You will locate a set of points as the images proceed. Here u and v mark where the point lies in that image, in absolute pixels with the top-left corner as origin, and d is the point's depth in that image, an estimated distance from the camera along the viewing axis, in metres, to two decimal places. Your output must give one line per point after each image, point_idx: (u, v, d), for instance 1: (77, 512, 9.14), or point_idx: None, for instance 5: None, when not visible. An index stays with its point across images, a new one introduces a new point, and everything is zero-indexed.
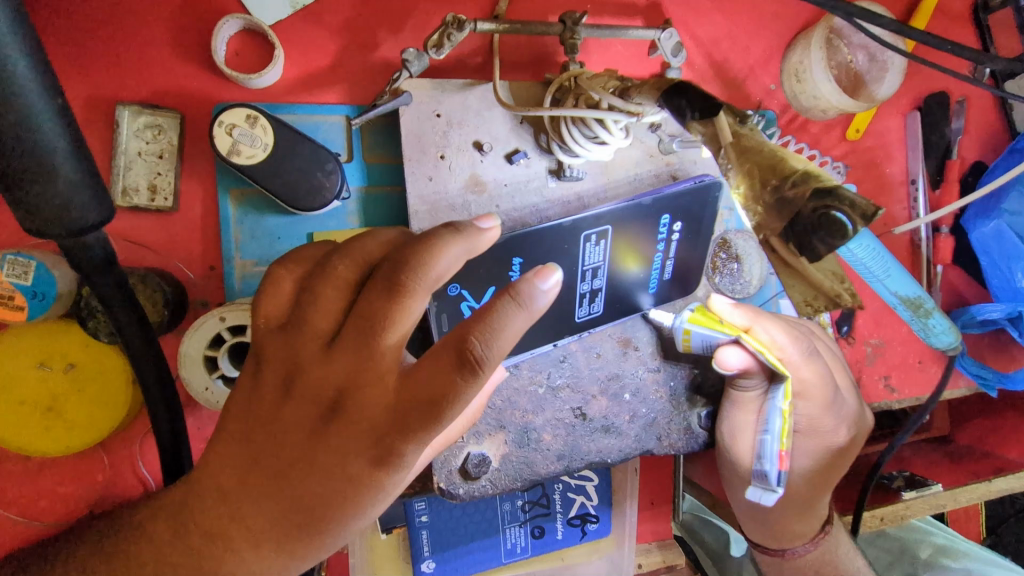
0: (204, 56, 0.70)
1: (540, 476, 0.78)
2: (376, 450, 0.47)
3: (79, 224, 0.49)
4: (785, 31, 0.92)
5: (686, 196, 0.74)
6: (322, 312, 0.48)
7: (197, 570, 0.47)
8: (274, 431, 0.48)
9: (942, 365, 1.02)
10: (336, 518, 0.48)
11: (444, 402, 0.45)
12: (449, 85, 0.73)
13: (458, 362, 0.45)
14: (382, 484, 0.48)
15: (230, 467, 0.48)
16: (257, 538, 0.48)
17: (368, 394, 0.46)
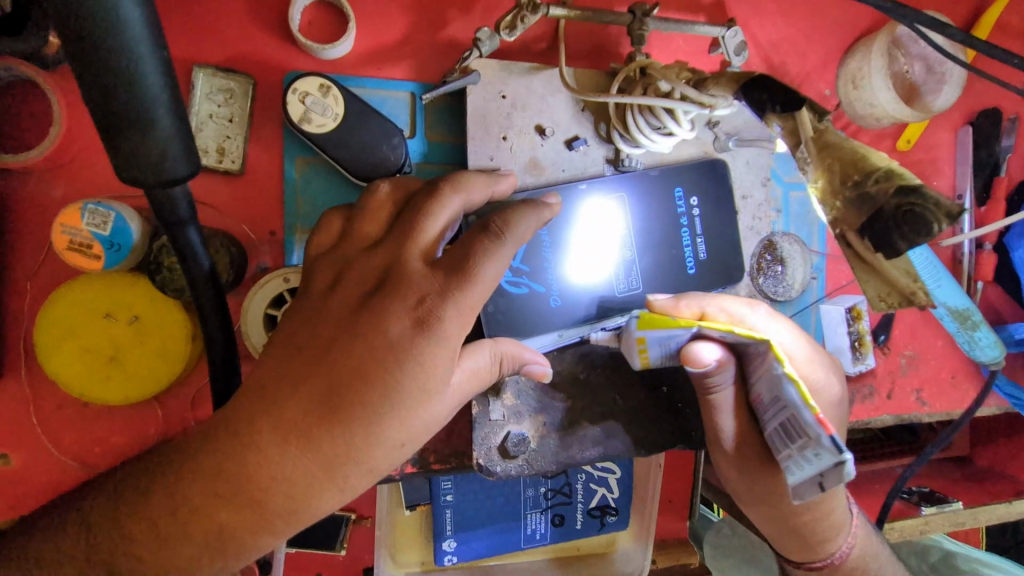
0: (279, 25, 0.72)
1: (576, 461, 0.78)
2: (417, 312, 0.53)
3: (168, 175, 0.50)
4: (842, 38, 0.92)
5: (696, 170, 0.79)
6: (369, 221, 0.58)
7: (229, 463, 0.50)
8: (316, 319, 0.54)
9: (975, 382, 1.02)
10: (366, 400, 0.51)
11: (476, 262, 0.54)
12: (517, 68, 0.73)
13: (484, 234, 0.55)
14: (419, 355, 0.52)
15: (273, 364, 0.53)
16: (283, 433, 0.50)
17: (405, 270, 0.54)
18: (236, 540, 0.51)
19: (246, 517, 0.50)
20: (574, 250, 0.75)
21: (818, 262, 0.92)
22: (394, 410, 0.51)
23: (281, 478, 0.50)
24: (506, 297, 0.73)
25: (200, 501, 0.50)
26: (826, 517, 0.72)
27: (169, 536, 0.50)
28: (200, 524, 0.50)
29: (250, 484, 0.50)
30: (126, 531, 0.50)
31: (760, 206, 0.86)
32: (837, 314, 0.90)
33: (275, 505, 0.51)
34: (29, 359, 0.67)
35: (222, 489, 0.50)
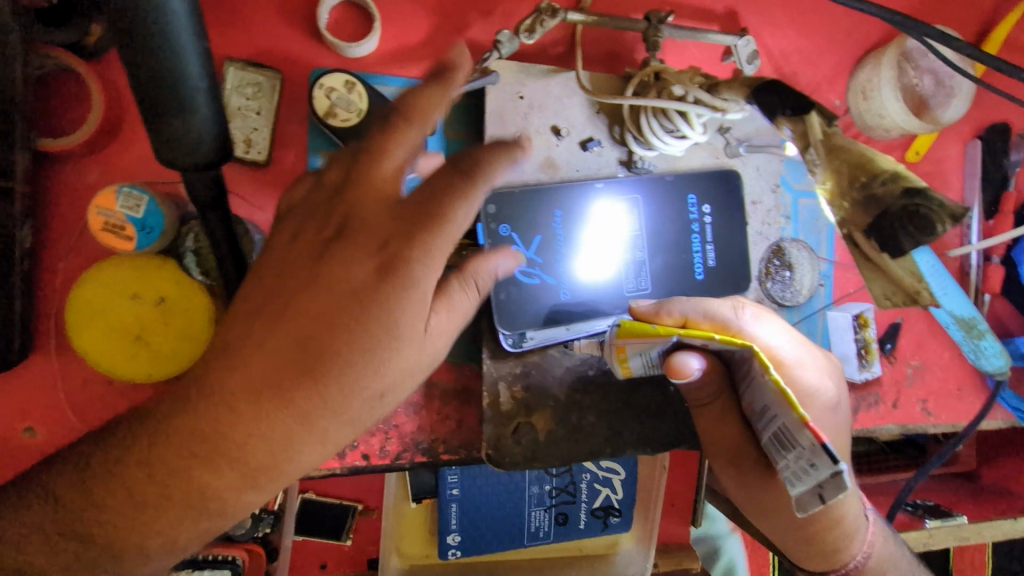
0: (308, 23, 0.74)
1: (582, 455, 0.80)
2: (381, 259, 0.54)
3: (203, 158, 0.53)
4: (854, 50, 0.94)
5: (709, 177, 0.82)
6: (332, 168, 0.58)
7: (200, 427, 0.54)
8: (281, 270, 0.56)
9: (981, 396, 1.03)
10: (337, 351, 0.54)
11: (442, 208, 0.54)
12: (535, 70, 0.76)
13: (454, 181, 0.55)
14: (382, 305, 0.54)
15: (237, 323, 0.55)
16: (253, 388, 0.54)
17: (365, 219, 0.55)
18: (220, 490, 0.56)
19: (220, 476, 0.55)
20: (584, 245, 0.77)
21: (827, 269, 0.94)
22: (364, 360, 0.54)
23: (255, 432, 0.54)
24: (517, 286, 0.75)
25: (176, 462, 0.54)
26: (841, 524, 0.71)
27: (152, 494, 0.55)
28: (180, 483, 0.55)
29: (223, 440, 0.54)
30: (101, 499, 0.55)
31: (769, 211, 0.88)
32: (843, 319, 0.92)
33: (252, 458, 0.55)
34: (57, 338, 0.69)
35: (197, 449, 0.54)
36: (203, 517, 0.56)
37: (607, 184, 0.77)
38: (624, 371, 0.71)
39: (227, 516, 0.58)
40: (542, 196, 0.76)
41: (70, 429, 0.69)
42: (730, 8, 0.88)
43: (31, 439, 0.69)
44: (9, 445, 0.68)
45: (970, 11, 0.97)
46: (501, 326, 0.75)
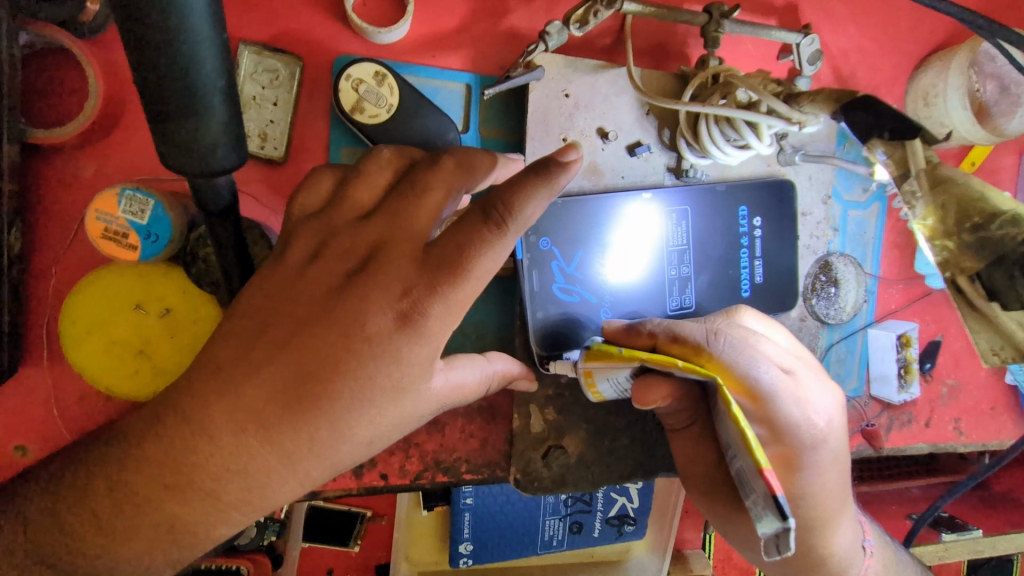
0: (333, 4, 0.67)
1: (614, 480, 0.76)
2: (400, 306, 0.45)
3: (217, 167, 0.43)
4: (915, 50, 0.87)
5: (761, 188, 0.75)
6: (364, 189, 0.49)
7: (176, 450, 0.44)
8: (289, 296, 0.46)
9: (1013, 416, 0.97)
10: (333, 395, 0.45)
11: (466, 256, 0.44)
12: (582, 65, 0.69)
13: (482, 221, 0.44)
14: (397, 352, 0.45)
15: (234, 343, 0.45)
16: (240, 420, 0.44)
17: (396, 251, 0.46)
18: (187, 534, 0.45)
19: (191, 513, 0.45)
20: (610, 254, 0.71)
21: (871, 284, 0.88)
22: (363, 414, 0.45)
23: (234, 470, 0.44)
24: (556, 304, 0.70)
25: (146, 492, 0.44)
26: (825, 565, 0.63)
27: (113, 528, 0.45)
28: (146, 515, 0.44)
29: (199, 474, 0.44)
30: (66, 525, 0.46)
31: (818, 223, 0.82)
32: (886, 339, 0.86)
33: (228, 497, 0.45)
34: (50, 347, 0.63)
35: (164, 478, 0.44)
36: (165, 558, 0.46)
37: (654, 195, 0.71)
38: (596, 395, 0.67)
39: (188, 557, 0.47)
40: (585, 205, 0.70)
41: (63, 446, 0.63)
42: (790, 1, 0.81)
43: (22, 457, 0.63)
44: None
45: None
46: (534, 346, 0.69)
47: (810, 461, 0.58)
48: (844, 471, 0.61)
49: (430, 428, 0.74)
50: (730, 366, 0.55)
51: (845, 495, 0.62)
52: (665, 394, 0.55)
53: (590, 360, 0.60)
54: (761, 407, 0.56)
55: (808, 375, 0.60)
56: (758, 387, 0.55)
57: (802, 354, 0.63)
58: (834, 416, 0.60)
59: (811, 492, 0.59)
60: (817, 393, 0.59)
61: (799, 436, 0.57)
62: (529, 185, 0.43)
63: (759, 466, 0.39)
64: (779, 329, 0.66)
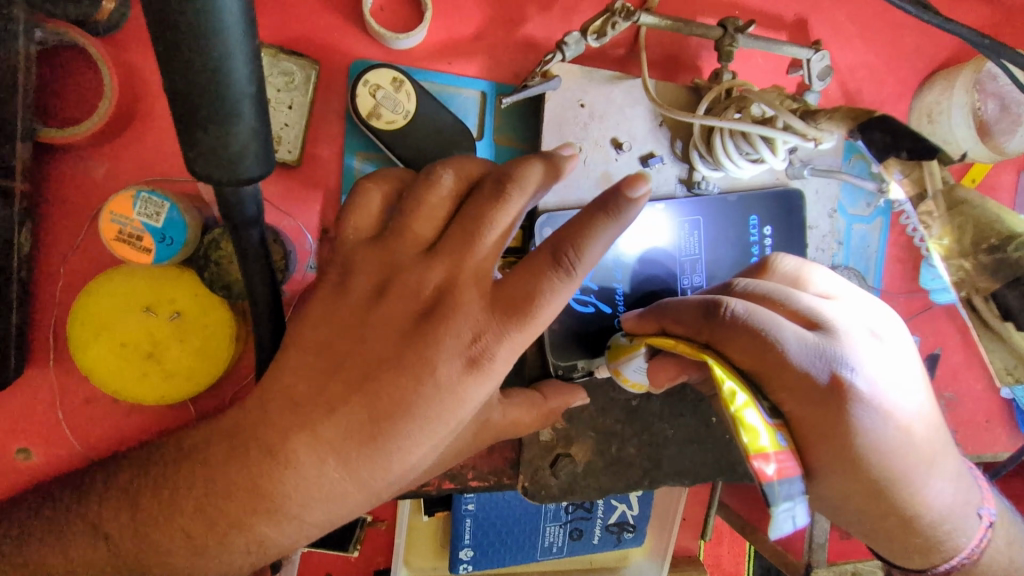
0: (350, 8, 0.67)
1: (620, 488, 0.76)
2: (471, 350, 0.44)
3: (242, 176, 0.42)
4: (919, 68, 0.89)
5: (772, 200, 0.76)
6: (424, 221, 0.47)
7: (255, 480, 0.45)
8: (360, 335, 0.45)
9: (1007, 427, 0.99)
10: (403, 432, 0.44)
11: (535, 302, 0.44)
12: (598, 76, 0.69)
13: (551, 265, 0.44)
14: (465, 396, 0.45)
15: (306, 378, 0.45)
16: (322, 454, 0.44)
17: (465, 292, 0.45)
18: (277, 548, 0.47)
19: (278, 534, 0.46)
20: (622, 258, 0.71)
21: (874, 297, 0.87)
22: (428, 445, 0.45)
23: (317, 496, 0.45)
24: (571, 313, 0.70)
25: (237, 513, 0.45)
26: (918, 525, 0.56)
27: (209, 545, 0.46)
28: (241, 535, 0.46)
29: (281, 501, 0.45)
30: (155, 538, 0.47)
31: (823, 236, 0.82)
32: None
33: (311, 519, 0.46)
34: (56, 349, 0.62)
35: (245, 500, 0.45)
36: (252, 565, 0.48)
37: (667, 205, 0.72)
38: (638, 387, 0.70)
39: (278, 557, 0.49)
40: None
41: (70, 450, 0.62)
42: (800, 17, 0.83)
43: (26, 461, 0.62)
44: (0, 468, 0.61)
45: None
46: (550, 356, 0.70)
47: (875, 417, 0.52)
48: (920, 420, 0.55)
49: None
50: (749, 334, 0.51)
51: (929, 440, 0.56)
52: (675, 376, 0.59)
53: (614, 360, 0.67)
54: (797, 377, 0.51)
55: (850, 327, 0.56)
56: (785, 352, 0.51)
57: (845, 304, 0.58)
58: (890, 363, 0.55)
59: (885, 449, 0.52)
60: (864, 346, 0.55)
61: (851, 391, 0.51)
62: (597, 221, 0.44)
63: (748, 453, 0.42)
64: (821, 280, 0.61)
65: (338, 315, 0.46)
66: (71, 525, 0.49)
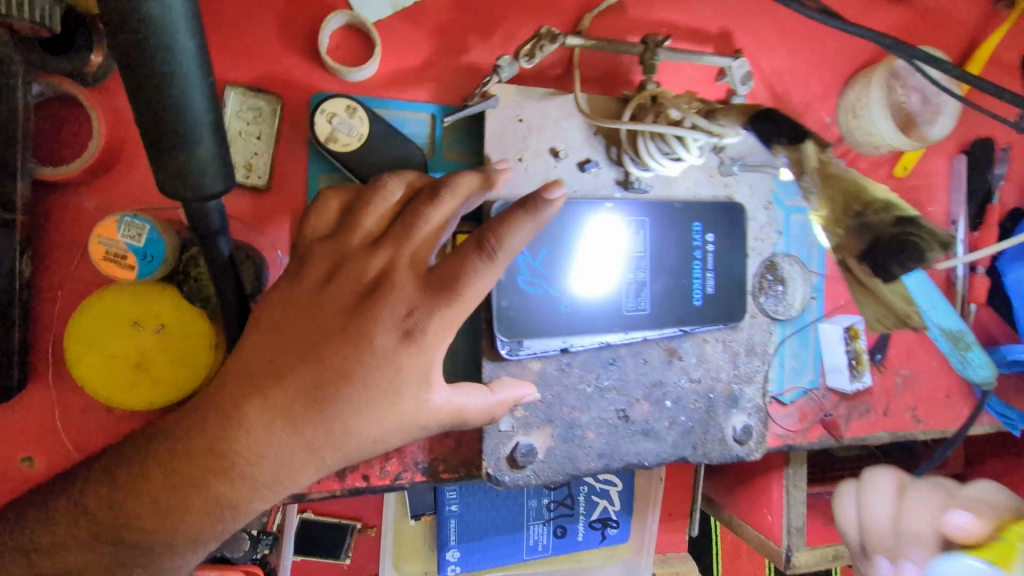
0: (308, 48, 0.75)
1: (581, 472, 0.81)
2: (405, 325, 0.53)
3: (202, 191, 0.49)
4: (844, 68, 0.95)
5: (714, 211, 0.83)
6: (370, 218, 0.56)
7: (213, 443, 0.51)
8: (311, 313, 0.53)
9: (967, 401, 1.05)
10: (347, 397, 0.52)
11: (461, 281, 0.53)
12: (533, 94, 0.77)
13: (476, 252, 0.53)
14: (401, 363, 0.52)
15: (261, 350, 0.52)
16: (271, 415, 0.51)
17: (401, 276, 0.53)
18: (233, 508, 0.52)
19: (231, 493, 0.52)
20: (574, 259, 0.77)
21: (818, 282, 0.95)
22: (370, 410, 0.52)
23: (266, 457, 0.51)
24: (521, 295, 0.75)
25: (196, 474, 0.51)
26: None
27: (172, 507, 0.52)
28: (199, 495, 0.52)
29: (236, 460, 0.51)
30: (130, 507, 0.52)
31: (761, 228, 0.88)
32: (833, 331, 0.94)
33: (262, 478, 0.52)
34: (55, 364, 0.69)
35: (202, 462, 0.51)
36: (215, 529, 0.53)
37: (609, 202, 0.78)
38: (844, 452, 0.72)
39: (242, 524, 0.55)
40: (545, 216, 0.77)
41: (67, 455, 0.68)
42: (725, 29, 0.90)
43: (30, 468, 0.68)
44: (7, 476, 0.68)
45: (949, 32, 1.01)
46: (499, 333, 0.74)
47: None
48: None
49: None
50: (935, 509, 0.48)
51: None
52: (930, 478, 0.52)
53: None
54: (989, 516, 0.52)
55: None
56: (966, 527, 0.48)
57: None
58: None
59: None
60: None
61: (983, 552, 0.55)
62: (516, 218, 0.52)
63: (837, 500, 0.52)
64: None
65: (295, 297, 0.54)
66: (57, 508, 0.54)
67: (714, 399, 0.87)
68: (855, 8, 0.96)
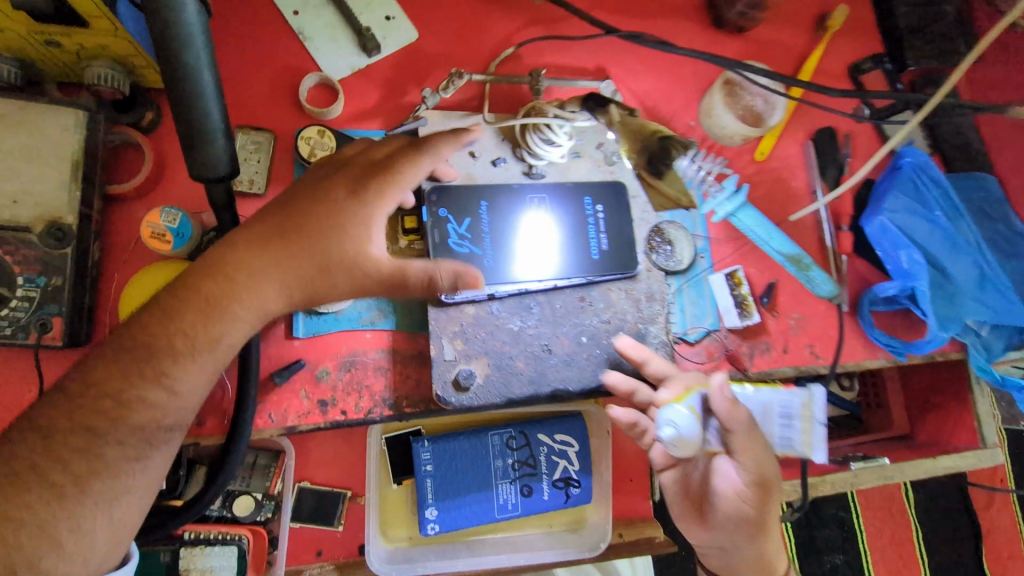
0: (292, 100, 1.07)
1: (515, 395, 1.01)
2: (356, 190, 0.83)
3: (214, 174, 0.81)
4: (699, 84, 1.25)
5: (602, 187, 1.09)
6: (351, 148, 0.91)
7: (222, 258, 0.79)
8: (303, 187, 0.85)
9: (859, 337, 1.24)
10: (313, 230, 0.80)
11: (396, 166, 0.84)
12: (453, 115, 1.07)
13: (410, 150, 0.86)
14: (350, 212, 0.81)
15: (268, 207, 0.83)
16: (262, 238, 0.80)
17: (360, 166, 0.85)
18: (224, 306, 0.78)
19: (226, 292, 0.78)
20: (493, 217, 1.03)
21: (704, 244, 1.19)
22: (327, 241, 0.80)
23: (253, 267, 0.79)
24: (451, 253, 1.00)
25: (205, 280, 0.78)
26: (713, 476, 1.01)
27: (184, 305, 0.77)
28: (204, 292, 0.78)
29: (232, 270, 0.78)
30: (157, 310, 0.77)
31: (645, 202, 1.13)
32: (719, 280, 1.17)
33: (248, 284, 0.78)
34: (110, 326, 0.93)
35: (212, 270, 0.78)
36: (208, 327, 0.77)
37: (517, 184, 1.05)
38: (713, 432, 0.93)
39: (226, 331, 0.78)
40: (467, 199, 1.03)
41: None
42: (599, 65, 1.20)
43: None
44: None
45: (784, 52, 1.30)
46: (438, 283, 0.98)
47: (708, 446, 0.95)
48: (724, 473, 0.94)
49: (377, 372, 1.02)
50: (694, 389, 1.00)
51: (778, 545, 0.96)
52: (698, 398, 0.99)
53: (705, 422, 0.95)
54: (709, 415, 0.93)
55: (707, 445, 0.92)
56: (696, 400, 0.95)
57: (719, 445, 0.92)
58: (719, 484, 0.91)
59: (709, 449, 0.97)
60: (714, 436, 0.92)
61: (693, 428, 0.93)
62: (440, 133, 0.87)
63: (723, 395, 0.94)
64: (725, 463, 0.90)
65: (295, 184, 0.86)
66: (91, 354, 0.76)
67: (625, 336, 1.07)
68: (703, 40, 1.26)
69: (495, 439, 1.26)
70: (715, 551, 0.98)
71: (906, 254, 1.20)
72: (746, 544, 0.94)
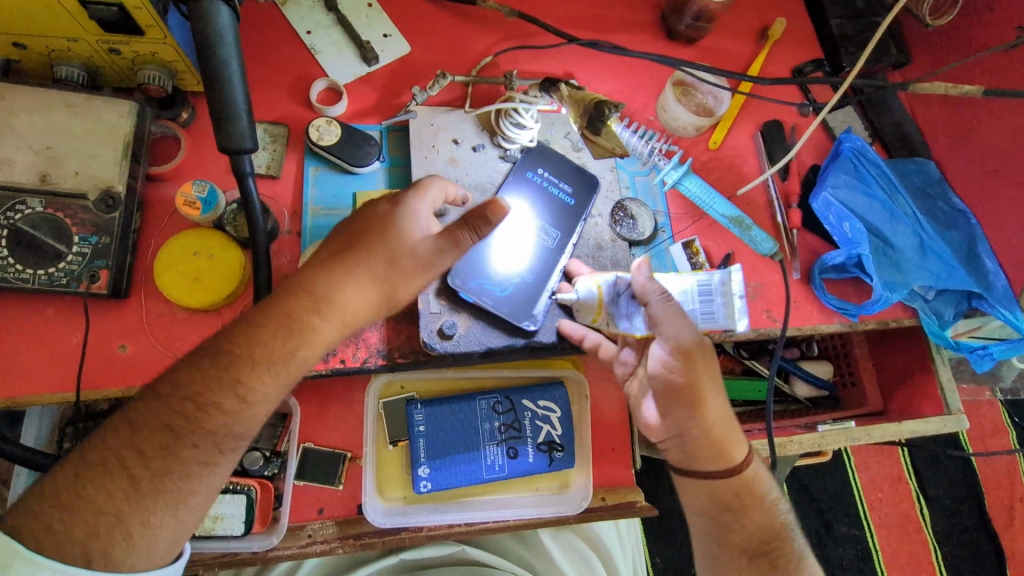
0: (303, 102, 1.26)
1: (495, 344, 1.16)
2: (396, 204, 0.99)
3: (238, 146, 0.98)
4: (657, 85, 1.43)
5: (570, 169, 1.25)
6: None
7: (290, 279, 0.95)
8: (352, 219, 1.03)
9: (813, 303, 1.35)
10: (366, 242, 0.96)
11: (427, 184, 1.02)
12: (440, 110, 1.26)
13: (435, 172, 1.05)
14: (395, 220, 0.98)
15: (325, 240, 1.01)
16: (324, 258, 0.96)
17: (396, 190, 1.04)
18: (295, 318, 0.92)
19: (296, 305, 0.92)
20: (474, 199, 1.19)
21: (665, 220, 1.34)
22: (381, 247, 0.96)
23: (319, 281, 0.94)
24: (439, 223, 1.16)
25: (278, 298, 0.93)
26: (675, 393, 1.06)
27: (255, 321, 0.92)
28: (277, 309, 0.92)
29: (301, 287, 0.94)
30: (233, 330, 0.92)
31: (609, 181, 1.30)
32: (678, 249, 1.31)
33: (314, 296, 0.93)
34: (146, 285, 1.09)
35: (284, 290, 0.94)
36: (282, 340, 0.91)
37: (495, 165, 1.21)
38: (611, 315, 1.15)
39: (298, 342, 0.92)
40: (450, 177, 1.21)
41: (148, 339, 1.06)
42: (568, 70, 1.39)
43: (123, 350, 1.05)
44: (108, 355, 1.05)
45: (732, 58, 1.49)
46: None
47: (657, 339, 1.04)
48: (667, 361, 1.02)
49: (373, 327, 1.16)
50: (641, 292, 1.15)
51: (721, 420, 1.01)
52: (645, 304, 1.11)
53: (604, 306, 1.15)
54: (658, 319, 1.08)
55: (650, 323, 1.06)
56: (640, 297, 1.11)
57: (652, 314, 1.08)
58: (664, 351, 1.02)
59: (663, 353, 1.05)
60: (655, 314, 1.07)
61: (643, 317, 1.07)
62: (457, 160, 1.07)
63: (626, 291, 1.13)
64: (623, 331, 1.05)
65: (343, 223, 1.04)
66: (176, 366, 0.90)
67: None
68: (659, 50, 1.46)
69: (482, 403, 1.37)
70: (674, 441, 1.04)
71: (847, 224, 1.32)
72: (690, 419, 0.99)
